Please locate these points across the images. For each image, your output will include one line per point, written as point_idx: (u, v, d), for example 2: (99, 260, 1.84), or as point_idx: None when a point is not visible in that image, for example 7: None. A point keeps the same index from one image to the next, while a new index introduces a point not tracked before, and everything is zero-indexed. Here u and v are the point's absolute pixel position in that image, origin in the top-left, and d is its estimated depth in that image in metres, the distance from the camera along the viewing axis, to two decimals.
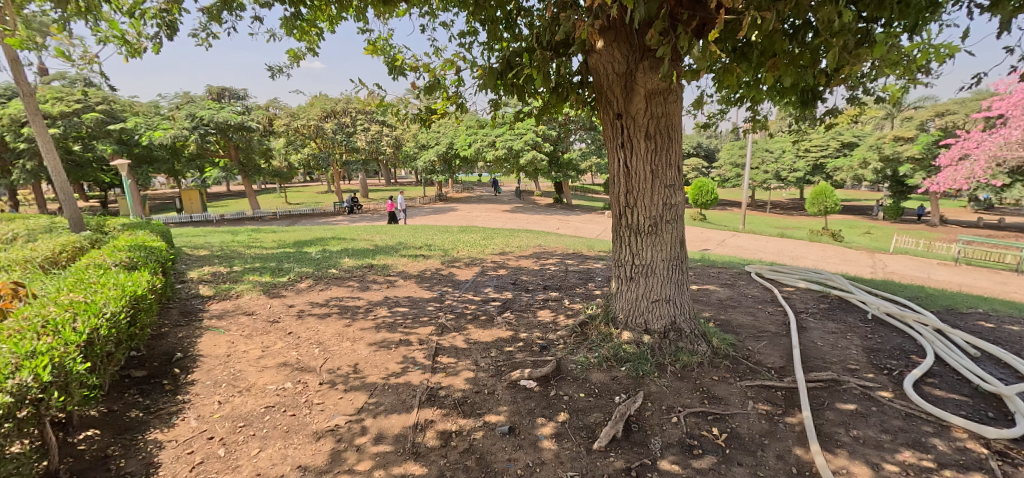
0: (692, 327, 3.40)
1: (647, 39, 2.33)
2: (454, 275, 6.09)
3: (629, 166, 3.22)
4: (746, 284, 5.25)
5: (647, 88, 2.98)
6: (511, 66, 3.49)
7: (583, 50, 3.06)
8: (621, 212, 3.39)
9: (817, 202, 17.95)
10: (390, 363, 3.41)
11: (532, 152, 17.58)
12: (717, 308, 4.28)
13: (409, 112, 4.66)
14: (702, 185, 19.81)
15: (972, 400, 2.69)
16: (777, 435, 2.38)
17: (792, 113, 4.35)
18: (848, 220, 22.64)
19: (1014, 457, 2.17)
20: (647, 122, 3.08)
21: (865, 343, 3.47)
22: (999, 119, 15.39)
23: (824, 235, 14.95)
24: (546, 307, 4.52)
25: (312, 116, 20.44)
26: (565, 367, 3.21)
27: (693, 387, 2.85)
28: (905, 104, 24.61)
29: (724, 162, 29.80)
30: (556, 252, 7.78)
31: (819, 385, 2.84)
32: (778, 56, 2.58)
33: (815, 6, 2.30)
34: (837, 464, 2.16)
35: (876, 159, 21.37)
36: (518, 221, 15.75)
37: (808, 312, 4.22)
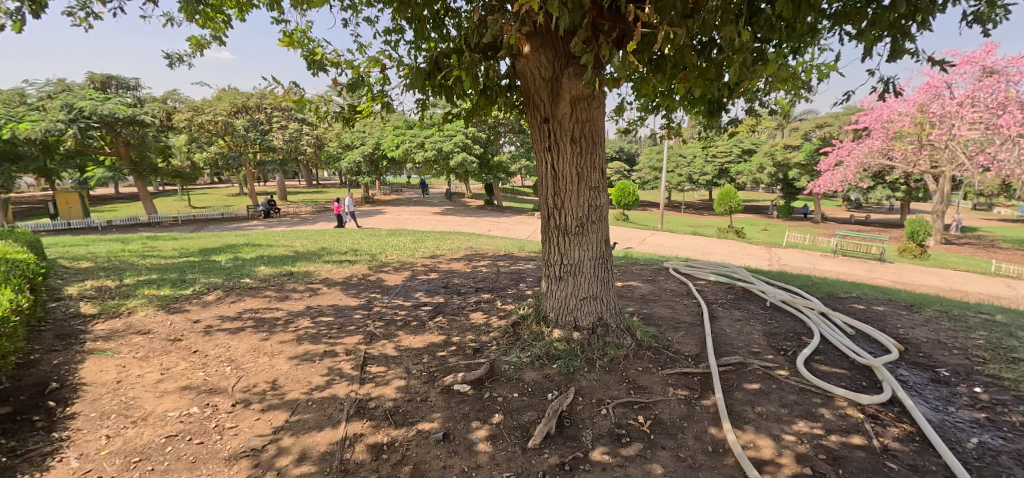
0: (617, 322, 3.58)
1: (572, 46, 2.42)
2: (383, 280, 5.87)
3: (557, 169, 3.31)
4: (665, 279, 5.64)
5: (572, 94, 3.08)
6: (439, 67, 3.45)
7: (511, 54, 3.10)
8: (549, 214, 3.48)
9: (723, 203, 19.74)
10: (314, 377, 3.20)
11: (462, 154, 17.51)
12: (639, 302, 4.54)
13: (330, 110, 4.41)
14: (625, 187, 20.97)
15: (851, 372, 3.12)
16: (694, 418, 2.58)
17: (701, 122, 4.74)
18: (749, 219, 25.18)
19: (883, 419, 2.54)
20: (572, 126, 3.19)
21: (765, 328, 3.88)
22: (864, 131, 18.02)
23: (729, 232, 16.48)
24: (479, 309, 4.51)
25: (220, 111, 18.68)
26: (498, 369, 3.23)
27: (620, 379, 2.99)
28: (792, 117, 28.00)
29: (644, 166, 31.82)
30: (488, 254, 7.80)
31: (729, 368, 3.11)
32: (688, 69, 2.80)
33: (718, 25, 2.53)
34: (746, 438, 2.38)
35: (770, 164, 24.07)
36: (450, 223, 15.61)
37: (718, 302, 4.62)
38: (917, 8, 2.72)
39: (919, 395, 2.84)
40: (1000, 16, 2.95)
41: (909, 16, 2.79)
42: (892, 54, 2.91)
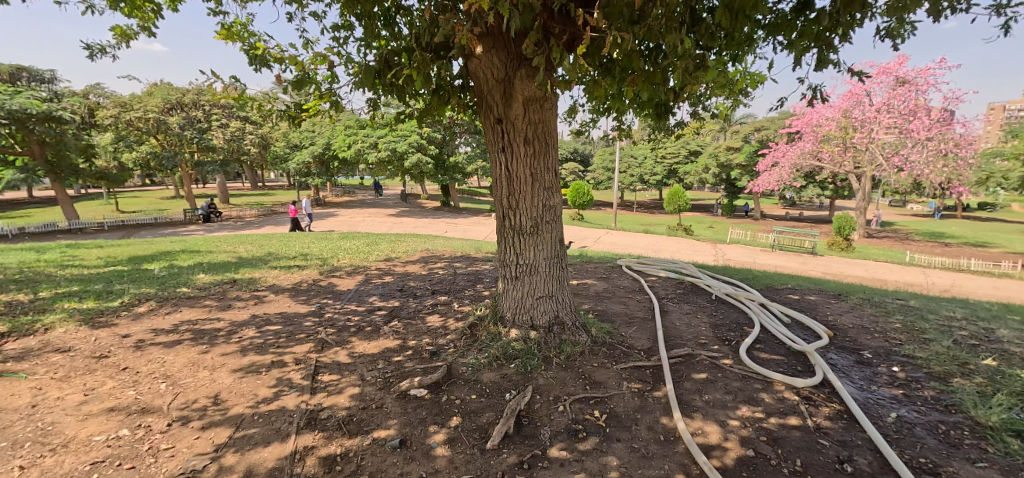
0: (573, 319, 3.65)
1: (524, 48, 2.44)
2: (335, 285, 5.66)
3: (511, 169, 3.33)
4: (618, 276, 5.82)
5: (525, 95, 3.11)
6: (389, 66, 3.37)
7: (463, 54, 3.09)
8: (504, 214, 3.50)
9: (672, 202, 20.60)
10: (260, 389, 3.04)
11: (417, 155, 17.22)
12: (594, 300, 4.65)
13: (275, 108, 4.20)
14: (580, 187, 21.40)
15: (787, 358, 3.35)
16: (647, 409, 2.67)
17: (650, 124, 4.92)
18: (696, 217, 26.45)
19: (815, 400, 2.74)
20: (525, 127, 3.22)
21: (711, 321, 4.08)
22: (796, 134, 19.41)
23: (679, 230, 17.23)
24: (435, 312, 4.45)
25: (152, 107, 17.30)
26: (456, 371, 3.21)
27: (577, 376, 3.05)
28: (733, 120, 29.71)
29: (597, 167, 32.63)
30: (444, 256, 7.73)
31: (678, 360, 3.25)
32: (636, 73, 2.90)
33: (663, 32, 2.64)
34: (694, 426, 2.49)
35: (714, 165, 25.39)
36: (405, 225, 15.31)
37: (668, 297, 4.81)
38: (837, 23, 2.97)
39: (846, 376, 3.10)
40: (907, 31, 3.28)
41: (831, 30, 3.03)
42: (819, 63, 3.15)
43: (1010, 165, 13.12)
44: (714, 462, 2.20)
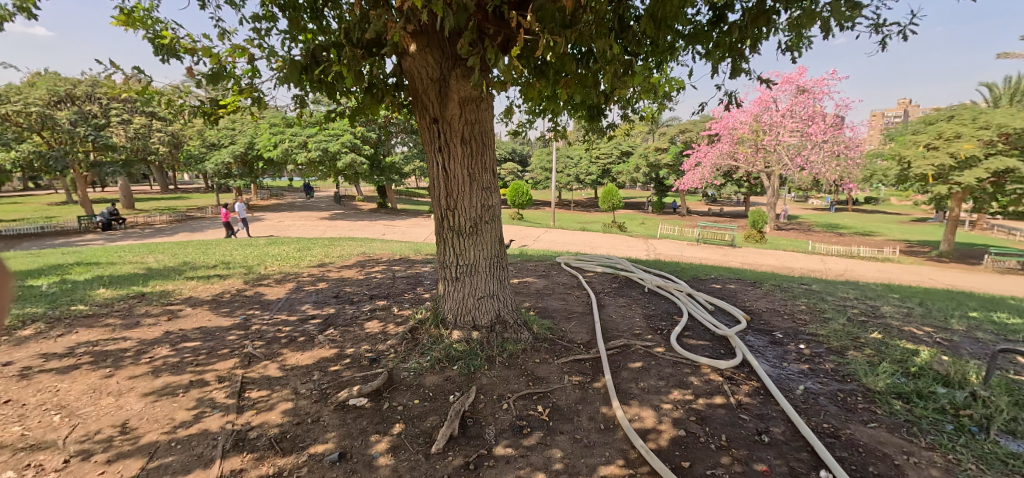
0: (514, 317, 3.70)
1: (458, 48, 2.43)
2: (262, 295, 5.29)
3: (448, 169, 3.31)
4: (558, 273, 5.98)
5: (461, 95, 3.09)
6: (317, 61, 3.20)
7: (397, 51, 3.01)
8: (443, 215, 3.46)
9: (607, 200, 21.46)
10: (179, 412, 2.77)
11: (351, 155, 16.52)
12: (535, 297, 4.74)
13: (187, 103, 3.83)
14: (518, 187, 21.68)
15: (712, 343, 3.63)
16: (587, 400, 2.77)
17: (584, 125, 5.09)
18: (629, 214, 27.78)
19: (736, 379, 3.00)
20: (462, 127, 3.21)
21: (644, 312, 4.32)
22: (715, 136, 21.01)
23: (614, 227, 18.01)
24: (374, 317, 4.30)
25: (32, 100, 15.07)
26: (397, 377, 3.12)
27: (520, 373, 3.10)
28: (660, 123, 31.56)
29: (535, 167, 33.25)
30: (382, 259, 7.49)
31: (616, 351, 3.41)
32: (569, 75, 2.99)
33: (593, 36, 2.74)
34: (632, 412, 2.62)
35: (644, 165, 26.82)
36: (339, 228, 14.63)
37: (605, 291, 5.02)
38: (747, 36, 3.26)
39: (761, 356, 3.42)
40: (806, 43, 3.67)
41: (742, 41, 3.32)
42: (733, 71, 3.44)
43: (887, 165, 15.15)
44: (651, 444, 2.33)
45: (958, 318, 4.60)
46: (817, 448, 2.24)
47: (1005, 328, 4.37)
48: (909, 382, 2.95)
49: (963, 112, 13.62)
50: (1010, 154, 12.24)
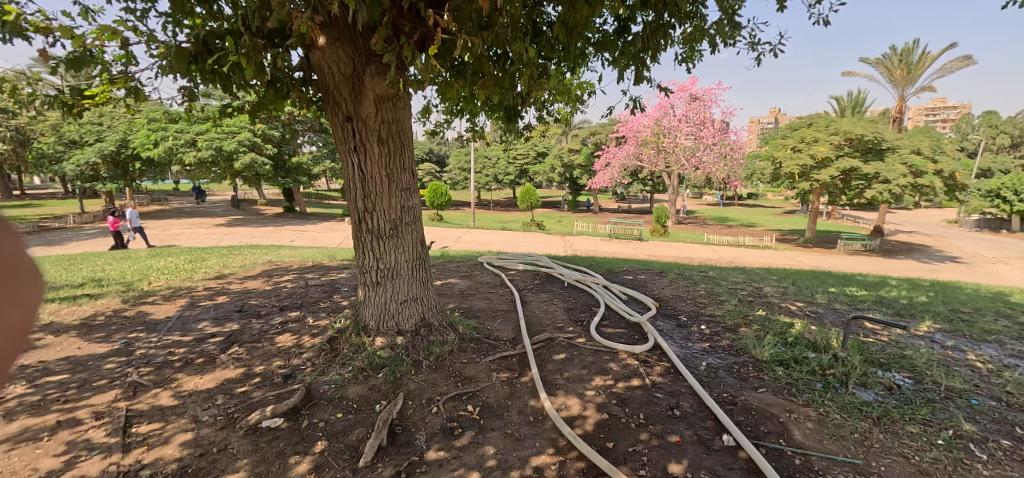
0: (439, 319, 3.65)
1: (373, 43, 2.34)
2: (147, 314, 4.62)
3: (364, 170, 3.17)
4: (481, 273, 6.00)
5: (376, 93, 2.98)
6: (209, 50, 2.88)
7: (303, 44, 2.82)
8: (360, 217, 3.31)
9: (526, 200, 21.96)
10: (42, 461, 2.33)
11: (251, 155, 15.08)
12: (459, 298, 4.71)
13: (39, 92, 3.23)
14: (437, 188, 21.35)
15: (628, 330, 3.90)
16: (516, 395, 2.83)
17: (502, 126, 5.17)
18: (547, 213, 28.72)
19: (650, 362, 3.25)
20: (378, 126, 3.09)
21: (566, 306, 4.50)
22: (622, 138, 22.55)
23: (533, 225, 18.50)
24: (286, 331, 3.98)
25: None
26: (316, 392, 2.93)
27: (448, 375, 3.07)
28: (573, 125, 33.08)
29: (454, 167, 32.99)
30: (292, 268, 6.95)
31: (541, 345, 3.52)
32: (487, 77, 3.03)
33: (510, 39, 2.80)
34: (558, 402, 2.73)
35: (559, 165, 27.90)
36: (239, 235, 13.27)
37: (527, 288, 5.14)
38: (648, 47, 3.55)
39: (670, 338, 3.75)
40: (698, 56, 4.10)
41: (644, 52, 3.61)
42: (637, 78, 3.72)
43: (764, 165, 17.40)
44: (578, 430, 2.44)
45: (821, 293, 5.45)
46: (720, 415, 2.51)
47: (854, 299, 5.27)
48: (787, 350, 3.43)
49: (819, 121, 16.09)
50: (854, 155, 14.71)
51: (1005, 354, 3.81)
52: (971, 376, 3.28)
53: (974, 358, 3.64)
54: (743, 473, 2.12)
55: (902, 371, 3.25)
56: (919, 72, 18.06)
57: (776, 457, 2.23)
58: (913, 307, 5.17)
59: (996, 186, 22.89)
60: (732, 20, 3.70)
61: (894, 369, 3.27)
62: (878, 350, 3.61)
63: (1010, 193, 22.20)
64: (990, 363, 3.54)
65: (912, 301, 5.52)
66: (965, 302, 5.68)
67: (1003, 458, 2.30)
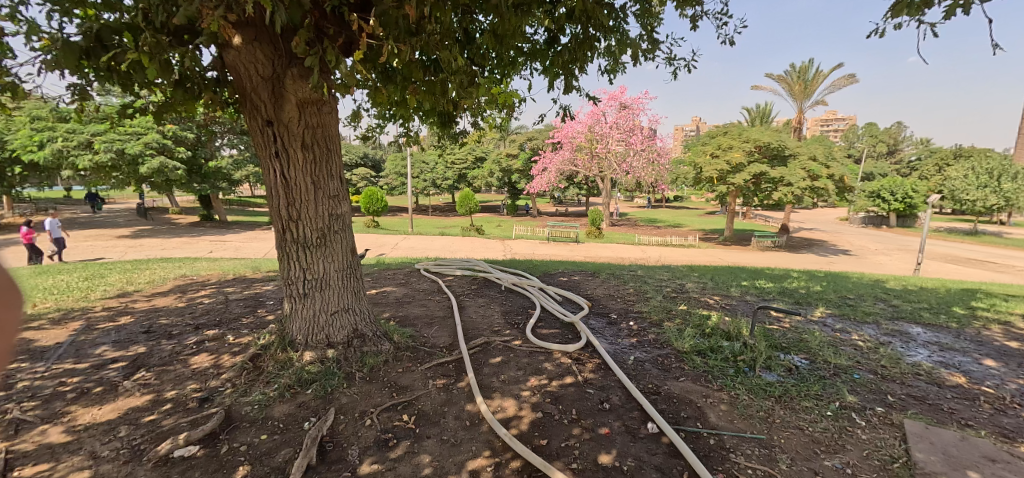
0: (373, 329, 3.56)
1: (294, 45, 2.26)
2: (30, 341, 4.04)
3: (288, 176, 3.03)
4: (418, 280, 5.92)
5: (299, 97, 2.85)
6: (104, 45, 2.60)
7: (216, 42, 2.64)
8: (284, 226, 3.15)
9: (465, 205, 21.87)
10: None
11: (159, 159, 13.69)
12: (395, 307, 4.61)
13: None
14: (372, 193, 20.64)
15: (562, 330, 4.03)
16: (452, 400, 2.82)
17: (437, 132, 5.15)
18: (486, 217, 28.79)
19: (582, 359, 3.39)
20: (302, 131, 2.97)
21: (502, 309, 4.56)
22: (558, 144, 23.21)
23: (472, 230, 18.46)
24: (203, 350, 3.67)
25: None
26: (238, 413, 2.74)
27: (383, 385, 3.00)
28: (511, 131, 33.51)
29: (390, 172, 32.10)
30: (211, 281, 6.42)
31: (477, 349, 3.54)
32: (417, 83, 3.03)
33: (440, 46, 2.82)
34: (494, 404, 2.76)
35: (498, 170, 28.15)
36: (147, 248, 11.98)
37: (465, 293, 5.14)
38: (575, 58, 3.73)
39: (601, 336, 3.93)
40: (621, 68, 4.36)
41: (572, 63, 3.80)
42: (566, 87, 3.91)
43: (687, 170, 18.72)
44: (513, 431, 2.50)
45: (735, 287, 5.97)
46: (645, 405, 2.68)
47: (762, 291, 5.83)
48: (705, 340, 3.73)
49: (733, 130, 17.62)
50: (762, 161, 16.27)
51: (880, 333, 4.43)
52: (854, 354, 3.77)
53: (857, 338, 4.18)
54: (666, 457, 2.28)
55: (800, 353, 3.66)
56: (814, 87, 20.43)
57: (694, 439, 2.43)
58: (811, 296, 5.81)
59: (876, 188, 26.31)
60: (651, 37, 3.98)
61: (794, 352, 3.67)
62: (781, 335, 4.04)
63: (887, 194, 25.58)
64: (869, 341, 4.09)
65: (809, 290, 6.22)
66: (851, 290, 6.50)
67: (877, 423, 2.68)
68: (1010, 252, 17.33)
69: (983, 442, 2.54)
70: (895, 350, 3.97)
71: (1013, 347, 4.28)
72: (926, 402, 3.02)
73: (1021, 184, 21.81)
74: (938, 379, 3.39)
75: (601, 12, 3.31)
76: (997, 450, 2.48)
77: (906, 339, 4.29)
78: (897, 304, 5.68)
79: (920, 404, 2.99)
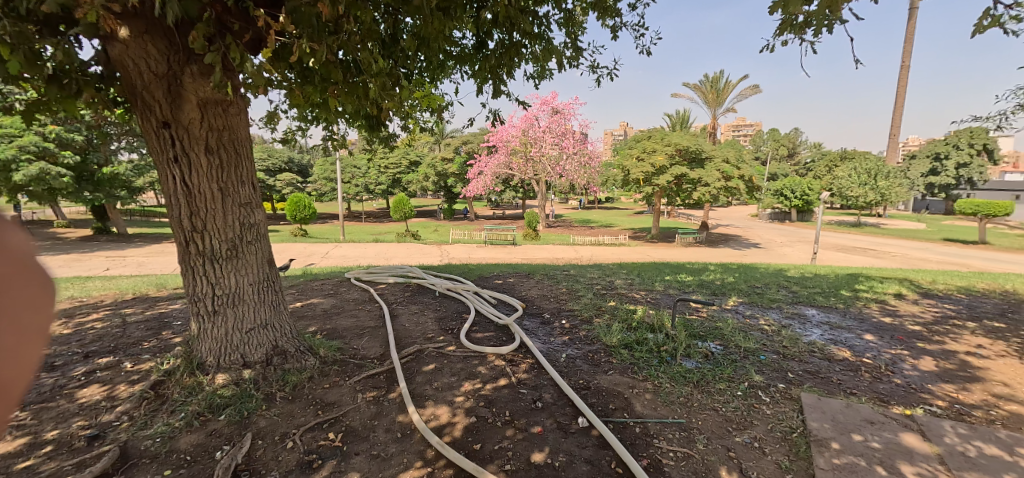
0: (295, 345, 3.36)
1: (190, 40, 2.07)
2: None
3: (189, 183, 2.77)
4: (347, 290, 5.66)
5: (200, 97, 2.62)
6: None
7: (96, 34, 2.35)
8: (187, 238, 2.87)
9: (399, 210, 21.24)
10: None
11: (40, 164, 11.95)
12: (322, 319, 4.36)
13: None
14: (299, 200, 19.42)
15: (497, 333, 4.05)
16: (383, 413, 2.72)
17: (365, 136, 4.96)
18: (423, 222, 28.18)
19: (515, 360, 3.43)
20: (205, 134, 2.73)
21: (436, 316, 4.48)
22: (493, 148, 23.35)
23: (408, 236, 17.99)
24: (94, 381, 3.23)
25: None
26: (136, 449, 2.44)
27: (307, 403, 2.82)
28: (446, 135, 33.21)
29: (318, 177, 30.47)
30: (105, 302, 5.68)
31: (409, 358, 3.45)
32: (336, 84, 2.89)
33: (360, 46, 2.73)
34: (427, 414, 2.70)
35: (433, 174, 27.71)
36: None
37: (398, 301, 4.99)
38: (503, 63, 3.79)
39: (535, 335, 4.00)
40: (547, 74, 4.50)
41: (500, 68, 3.84)
42: (495, 91, 3.94)
43: (617, 172, 19.62)
44: (446, 438, 2.46)
45: (659, 282, 6.36)
46: (576, 401, 2.76)
47: (683, 285, 6.24)
48: (631, 334, 3.92)
49: (656, 134, 18.78)
50: (682, 163, 17.45)
51: (782, 317, 4.93)
52: (761, 337, 4.16)
53: (762, 322, 4.62)
54: (595, 449, 2.36)
55: (715, 340, 3.96)
56: (725, 96, 22.35)
57: (621, 429, 2.54)
58: (725, 287, 6.32)
59: (780, 187, 29.25)
60: (574, 44, 4.14)
61: (710, 339, 3.98)
62: (699, 324, 4.36)
63: (788, 192, 28.50)
64: (773, 325, 4.54)
65: (724, 282, 6.77)
66: (759, 280, 7.17)
67: (780, 398, 2.97)
68: (886, 240, 20.03)
69: (863, 408, 2.91)
70: (794, 331, 4.43)
71: (886, 322, 4.95)
72: (819, 376, 3.40)
73: (892, 182, 25.32)
74: (829, 355, 3.84)
75: (526, 18, 3.37)
76: (874, 413, 2.84)
77: (803, 321, 4.81)
78: (796, 290, 6.37)
79: (815, 378, 3.36)
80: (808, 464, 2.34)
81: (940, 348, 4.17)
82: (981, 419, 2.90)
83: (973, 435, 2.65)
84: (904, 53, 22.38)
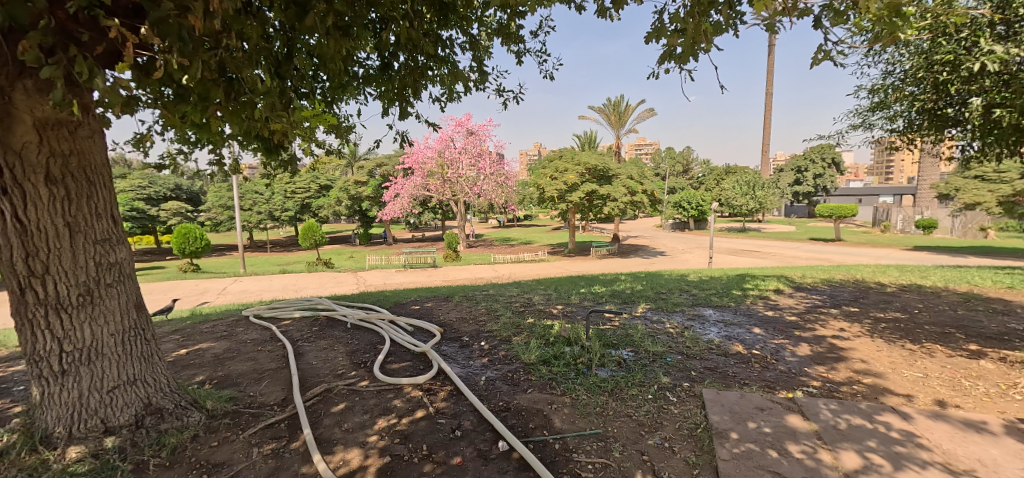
0: (175, 400, 2.92)
1: (19, 51, 1.75)
2: None
3: (23, 218, 2.31)
4: (245, 329, 5.10)
5: (37, 116, 2.23)
6: None
7: None
8: (23, 285, 2.40)
9: (309, 237, 19.75)
10: None
11: None
12: (213, 366, 3.86)
13: None
14: (188, 231, 17.24)
15: (413, 361, 3.88)
16: (283, 466, 2.44)
17: (265, 159, 4.54)
18: (337, 249, 26.59)
19: (432, 389, 3.30)
20: (46, 160, 2.32)
21: (347, 350, 4.18)
22: (409, 170, 22.89)
23: (319, 265, 16.79)
24: None
25: None
26: None
27: (188, 467, 2.44)
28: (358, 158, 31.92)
29: (212, 205, 27.51)
30: None
31: (316, 399, 3.16)
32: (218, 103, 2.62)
33: (245, 64, 2.51)
34: (335, 460, 2.47)
35: (345, 198, 26.35)
36: None
37: (304, 338, 4.58)
38: (408, 84, 3.73)
39: (453, 360, 3.89)
40: (455, 97, 4.52)
41: (405, 88, 3.79)
42: (402, 112, 3.86)
43: (533, 190, 20.25)
44: None
45: (575, 295, 6.59)
46: (495, 424, 2.71)
47: (597, 296, 6.51)
48: (549, 349, 3.98)
49: (567, 154, 19.79)
50: (593, 180, 18.48)
51: (685, 319, 5.33)
52: (668, 340, 4.45)
53: (668, 326, 4.97)
54: (516, 472, 2.32)
55: (627, 347, 4.16)
56: (626, 118, 24.30)
57: (541, 448, 2.53)
58: (635, 295, 6.71)
59: (678, 200, 32.28)
60: (480, 68, 4.23)
61: (622, 347, 4.18)
62: (612, 333, 4.56)
63: (685, 203, 31.54)
64: (677, 328, 4.90)
65: (633, 290, 7.21)
66: (663, 286, 7.75)
67: (685, 396, 3.19)
68: (767, 243, 22.83)
69: (754, 396, 3.22)
70: (696, 332, 4.81)
71: (770, 316, 5.57)
72: (717, 371, 3.71)
73: (766, 192, 29.17)
74: (725, 350, 4.22)
75: (428, 42, 3.37)
76: (763, 401, 3.15)
77: (702, 321, 5.26)
78: (695, 293, 6.98)
79: (715, 374, 3.65)
80: (712, 456, 2.51)
81: (811, 335, 4.78)
82: (846, 393, 3.36)
83: (841, 409, 3.05)
84: (767, 82, 26.15)
